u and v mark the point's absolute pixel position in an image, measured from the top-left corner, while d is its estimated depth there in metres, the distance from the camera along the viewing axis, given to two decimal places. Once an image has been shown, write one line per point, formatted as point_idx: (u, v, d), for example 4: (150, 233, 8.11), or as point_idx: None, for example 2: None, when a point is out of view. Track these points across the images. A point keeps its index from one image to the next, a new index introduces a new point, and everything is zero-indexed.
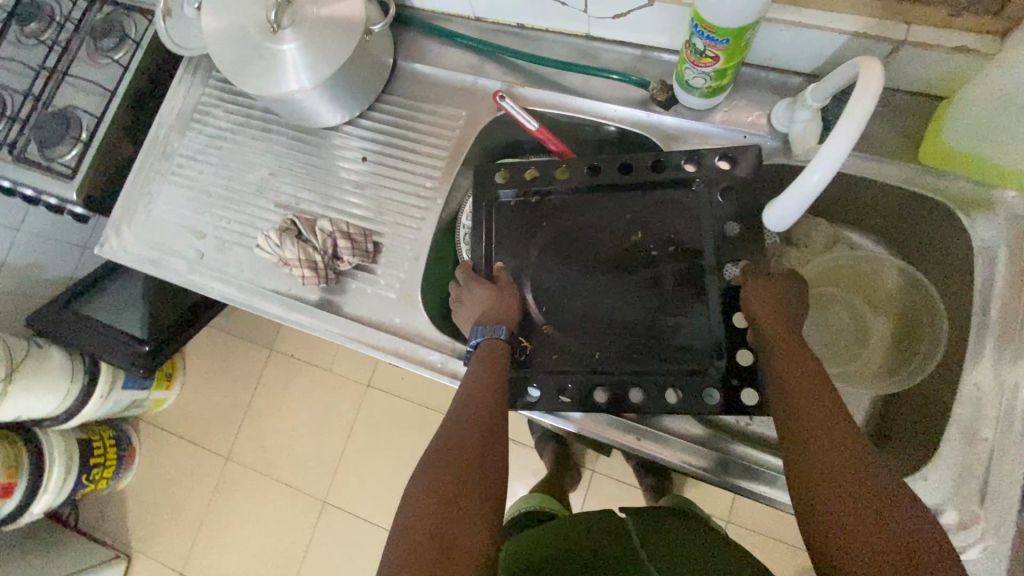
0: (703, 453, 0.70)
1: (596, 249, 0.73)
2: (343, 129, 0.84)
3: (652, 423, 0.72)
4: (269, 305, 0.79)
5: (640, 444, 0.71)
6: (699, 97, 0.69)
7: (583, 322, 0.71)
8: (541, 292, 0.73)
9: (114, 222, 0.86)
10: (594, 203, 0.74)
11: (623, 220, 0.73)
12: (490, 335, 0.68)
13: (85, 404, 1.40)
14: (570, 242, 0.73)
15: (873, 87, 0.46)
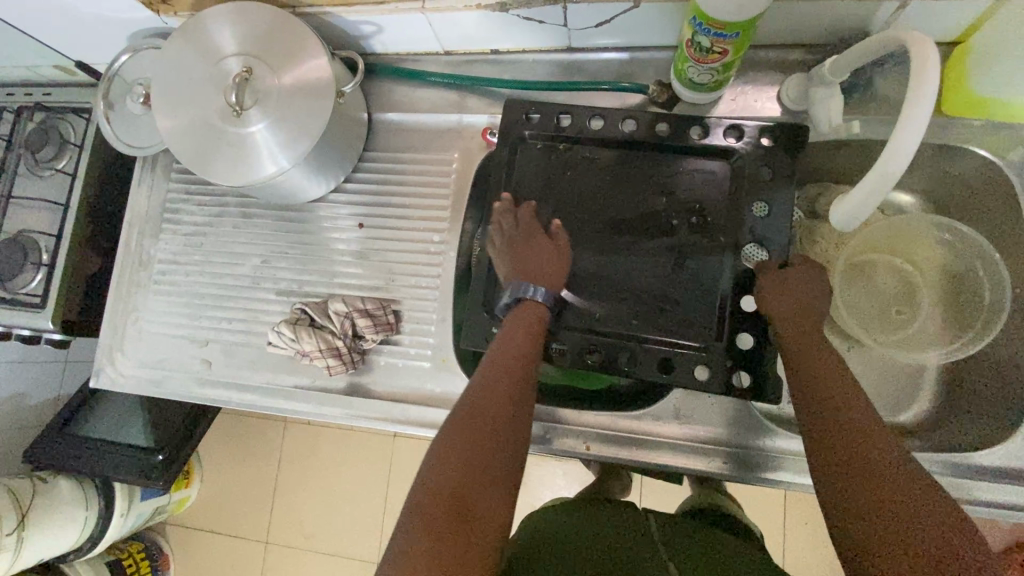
0: (783, 460, 0.66)
1: (611, 214, 0.69)
2: (330, 198, 0.78)
3: (724, 439, 0.67)
4: (296, 403, 0.73)
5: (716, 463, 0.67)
6: (704, 91, 0.66)
7: (608, 290, 0.67)
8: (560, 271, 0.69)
9: (105, 348, 0.79)
10: (601, 174, 0.69)
11: (634, 185, 0.69)
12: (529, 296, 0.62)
13: (106, 527, 1.32)
14: (586, 225, 0.69)
15: (932, 62, 0.44)
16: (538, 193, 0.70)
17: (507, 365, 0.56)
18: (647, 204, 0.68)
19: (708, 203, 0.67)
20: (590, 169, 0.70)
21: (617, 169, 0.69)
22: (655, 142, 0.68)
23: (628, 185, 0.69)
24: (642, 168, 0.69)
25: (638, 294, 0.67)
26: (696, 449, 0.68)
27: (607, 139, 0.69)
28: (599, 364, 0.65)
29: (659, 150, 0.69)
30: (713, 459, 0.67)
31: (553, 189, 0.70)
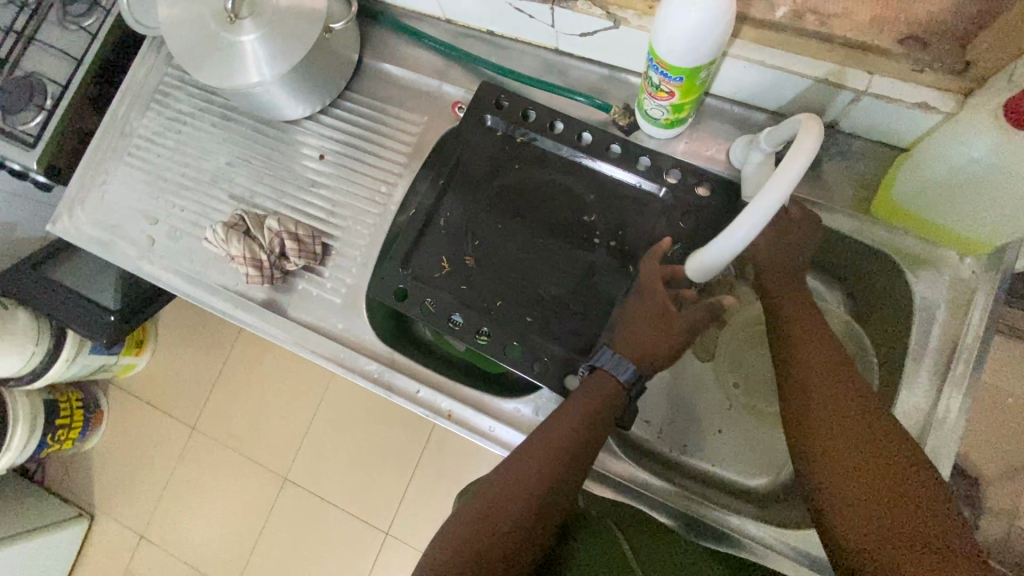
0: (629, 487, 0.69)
1: (541, 218, 0.72)
2: (304, 124, 0.82)
3: None
4: (216, 299, 0.78)
5: None
6: (658, 127, 0.67)
7: (515, 287, 0.71)
8: (480, 254, 0.72)
9: (67, 200, 0.85)
10: (545, 178, 0.73)
11: (571, 198, 0.72)
12: (613, 371, 0.60)
13: (51, 366, 1.41)
14: (518, 220, 0.73)
15: (804, 156, 0.49)
16: (485, 174, 0.74)
17: (563, 444, 0.58)
18: (577, 216, 0.72)
19: (632, 231, 0.70)
20: (538, 169, 0.73)
21: (562, 176, 0.72)
22: (602, 161, 0.71)
23: (566, 194, 0.72)
24: (584, 182, 0.72)
25: (542, 294, 0.71)
26: None
27: (561, 145, 0.72)
28: (485, 344, 0.69)
29: (605, 169, 0.72)
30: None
31: (500, 176, 0.74)
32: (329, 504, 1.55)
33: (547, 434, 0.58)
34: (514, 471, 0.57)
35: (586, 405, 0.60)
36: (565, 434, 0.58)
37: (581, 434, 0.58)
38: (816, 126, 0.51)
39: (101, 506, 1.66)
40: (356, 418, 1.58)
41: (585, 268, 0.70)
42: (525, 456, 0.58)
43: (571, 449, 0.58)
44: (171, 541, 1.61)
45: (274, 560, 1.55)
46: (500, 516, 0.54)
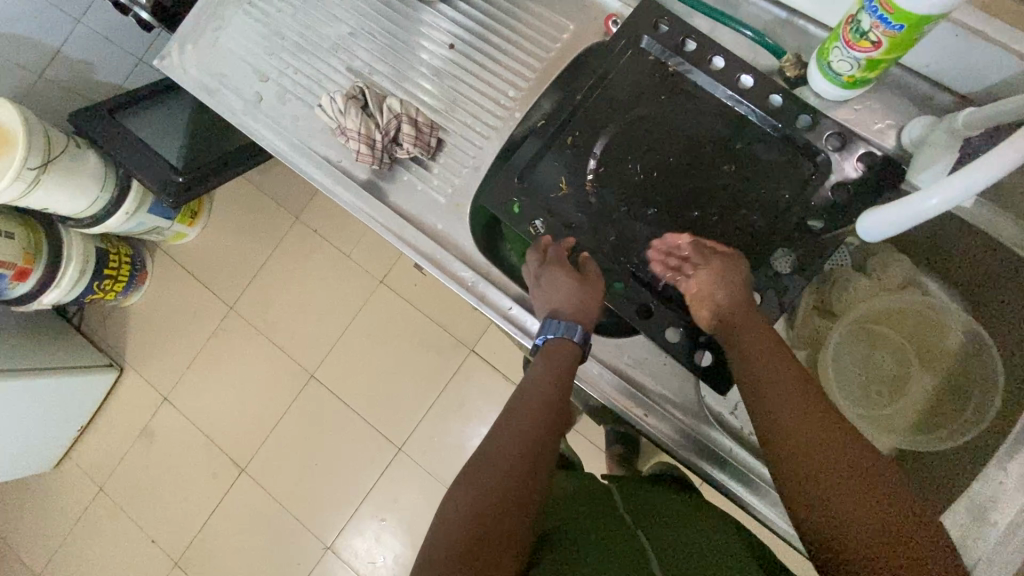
0: (694, 440, 0.69)
1: (676, 158, 0.67)
2: (437, 7, 0.77)
3: (660, 401, 0.70)
4: (317, 171, 0.76)
5: (642, 418, 0.70)
6: (836, 85, 0.62)
7: (634, 223, 0.67)
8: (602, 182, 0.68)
9: (180, 37, 0.81)
10: (691, 118, 0.68)
11: (714, 144, 0.67)
12: (562, 335, 0.63)
13: (110, 215, 1.40)
14: (650, 156, 0.68)
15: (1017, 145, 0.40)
16: (626, 97, 0.68)
17: (548, 392, 0.59)
18: (715, 163, 0.66)
19: (773, 192, 0.65)
20: (686, 104, 0.68)
21: (709, 118, 0.67)
22: (759, 109, 0.65)
23: (710, 138, 0.67)
24: (733, 130, 0.67)
25: (661, 237, 0.66)
26: (637, 396, 0.70)
27: (718, 84, 0.67)
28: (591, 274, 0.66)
29: (758, 121, 0.66)
30: (646, 414, 0.70)
31: (641, 104, 0.68)
32: (348, 409, 1.58)
33: (527, 389, 0.60)
34: (507, 425, 0.57)
35: (557, 362, 0.62)
36: (547, 385, 0.59)
37: (562, 382, 0.60)
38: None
39: (132, 361, 1.71)
40: (390, 334, 1.58)
41: (710, 220, 0.66)
42: (513, 409, 0.59)
43: (552, 399, 0.59)
44: (192, 409, 1.66)
45: (287, 448, 1.59)
46: (505, 459, 0.53)
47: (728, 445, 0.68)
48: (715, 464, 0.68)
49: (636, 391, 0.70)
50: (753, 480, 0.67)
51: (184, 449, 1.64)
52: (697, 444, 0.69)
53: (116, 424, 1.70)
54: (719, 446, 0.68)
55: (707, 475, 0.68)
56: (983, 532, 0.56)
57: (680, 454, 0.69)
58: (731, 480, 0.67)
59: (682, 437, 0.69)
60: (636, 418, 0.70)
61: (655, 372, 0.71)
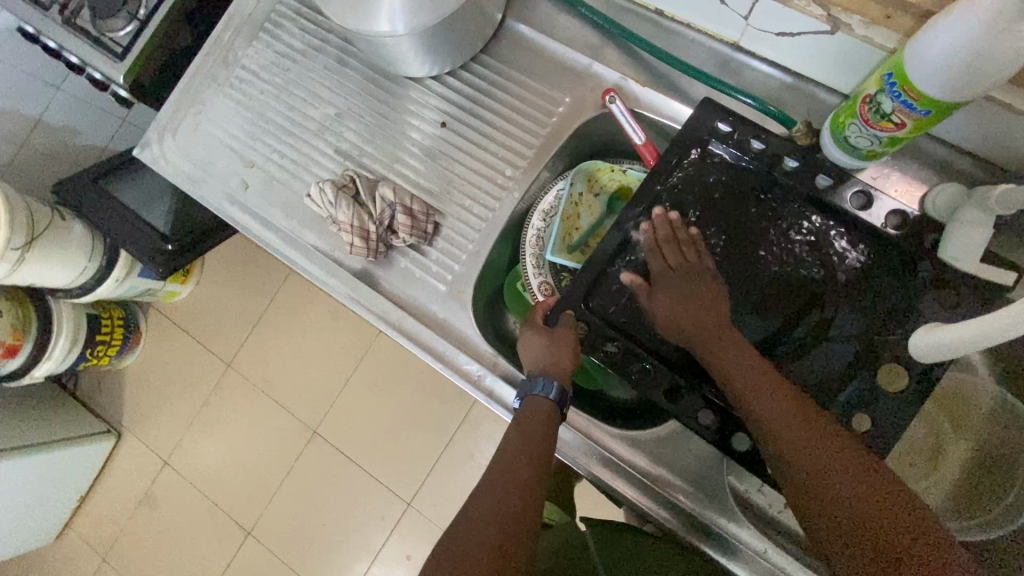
0: (719, 539, 0.64)
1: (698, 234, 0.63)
2: (425, 83, 0.74)
3: (680, 494, 0.66)
4: (309, 262, 0.72)
5: (661, 513, 0.66)
6: (854, 155, 0.58)
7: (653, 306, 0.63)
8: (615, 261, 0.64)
9: (159, 125, 0.78)
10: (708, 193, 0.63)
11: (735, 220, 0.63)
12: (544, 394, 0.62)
13: (99, 284, 1.36)
14: None
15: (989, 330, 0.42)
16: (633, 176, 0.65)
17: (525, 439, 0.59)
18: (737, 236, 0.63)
19: (799, 266, 0.60)
20: (708, 177, 0.63)
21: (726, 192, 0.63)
22: (782, 183, 0.61)
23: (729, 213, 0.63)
24: (753, 205, 0.62)
25: None
26: (658, 491, 0.66)
27: (739, 156, 0.62)
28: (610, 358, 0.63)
29: (783, 189, 0.61)
30: (662, 507, 0.66)
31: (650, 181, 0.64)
32: (353, 464, 1.53)
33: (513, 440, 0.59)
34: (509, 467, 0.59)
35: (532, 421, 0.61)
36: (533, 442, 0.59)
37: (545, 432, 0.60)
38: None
39: (129, 424, 1.66)
40: (392, 385, 1.54)
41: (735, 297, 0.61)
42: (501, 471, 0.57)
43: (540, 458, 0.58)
44: (193, 471, 1.61)
45: (293, 508, 1.55)
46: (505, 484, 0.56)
47: (742, 535, 0.63)
48: (733, 556, 0.63)
49: (656, 486, 0.66)
50: None
51: (187, 515, 1.60)
52: (734, 553, 0.63)
53: (116, 490, 1.65)
54: (751, 549, 0.63)
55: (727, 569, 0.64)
56: None
57: (695, 544, 0.65)
58: None
59: (701, 530, 0.65)
60: (646, 509, 0.67)
61: (664, 460, 0.66)
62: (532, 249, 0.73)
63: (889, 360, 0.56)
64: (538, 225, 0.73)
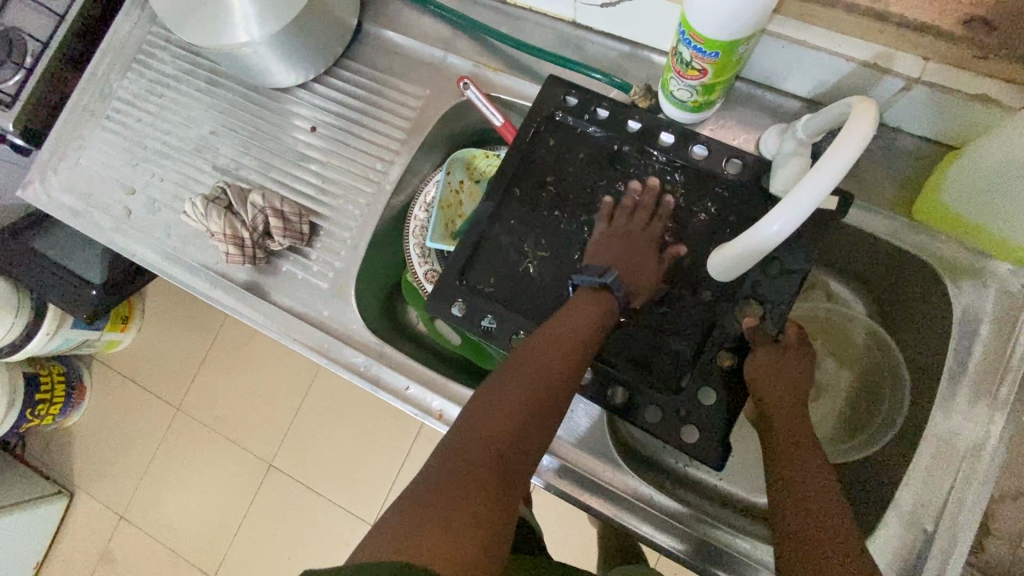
0: (646, 513, 0.64)
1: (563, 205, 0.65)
2: (296, 93, 0.76)
3: (601, 474, 0.65)
4: (192, 277, 0.72)
5: (583, 494, 0.65)
6: (684, 110, 0.62)
7: (529, 278, 0.64)
8: (484, 237, 0.66)
9: (40, 163, 0.79)
10: (570, 162, 0.66)
11: (597, 187, 0.65)
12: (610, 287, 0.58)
13: (29, 339, 1.34)
14: (535, 207, 0.65)
15: (787, 221, 0.43)
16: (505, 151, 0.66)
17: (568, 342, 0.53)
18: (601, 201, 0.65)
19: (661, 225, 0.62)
20: (568, 147, 0.66)
21: (581, 158, 0.65)
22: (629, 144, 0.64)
23: (587, 181, 0.65)
24: (608, 170, 0.65)
25: (555, 287, 0.64)
26: (575, 470, 0.65)
27: (592, 124, 0.65)
28: (491, 334, 0.64)
29: (634, 152, 0.64)
30: (584, 487, 0.65)
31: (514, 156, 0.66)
32: (313, 494, 1.51)
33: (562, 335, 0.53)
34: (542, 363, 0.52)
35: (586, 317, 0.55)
36: (579, 344, 0.53)
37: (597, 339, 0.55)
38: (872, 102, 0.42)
39: (81, 483, 1.62)
40: (346, 407, 1.53)
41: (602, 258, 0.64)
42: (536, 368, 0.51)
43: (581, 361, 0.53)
44: (151, 522, 1.57)
45: (257, 546, 1.51)
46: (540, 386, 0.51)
47: (733, 541, 0.62)
48: (734, 573, 0.62)
49: (576, 468, 0.65)
50: (720, 550, 0.62)
51: (148, 568, 1.55)
52: (657, 522, 0.64)
53: (72, 553, 1.60)
54: (682, 520, 0.63)
55: (650, 540, 0.64)
56: (914, 540, 0.54)
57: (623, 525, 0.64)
58: (698, 555, 0.62)
59: (621, 504, 0.64)
60: (644, 534, 0.64)
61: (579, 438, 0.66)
62: (416, 240, 0.75)
63: (747, 301, 0.59)
64: (420, 216, 0.76)
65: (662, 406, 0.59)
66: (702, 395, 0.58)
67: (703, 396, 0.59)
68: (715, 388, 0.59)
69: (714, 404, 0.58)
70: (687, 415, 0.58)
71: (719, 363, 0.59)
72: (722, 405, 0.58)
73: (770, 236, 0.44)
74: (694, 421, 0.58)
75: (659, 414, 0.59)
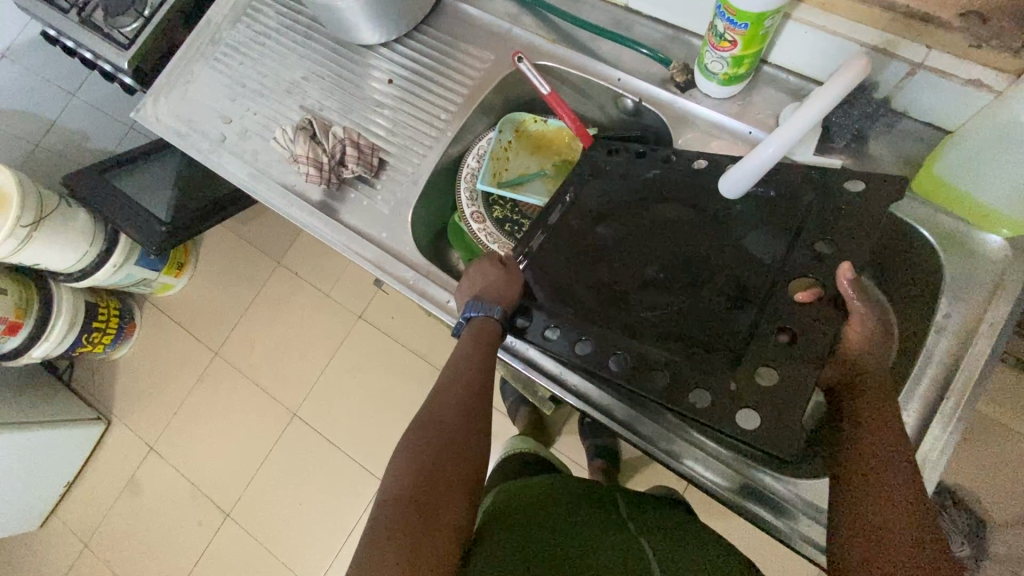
0: (694, 454, 0.69)
1: (616, 201, 0.74)
2: (379, 51, 0.87)
3: (652, 414, 0.71)
4: (273, 195, 0.83)
5: (633, 430, 0.71)
6: (716, 83, 0.71)
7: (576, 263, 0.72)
8: (544, 227, 0.75)
9: (154, 91, 0.92)
10: (620, 172, 0.75)
11: (644, 187, 0.73)
12: (483, 312, 0.67)
13: (98, 268, 1.48)
14: (587, 205, 0.74)
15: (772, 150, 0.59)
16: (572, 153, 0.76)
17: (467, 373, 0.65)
18: (643, 189, 0.73)
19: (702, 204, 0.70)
20: (615, 159, 0.76)
21: (634, 165, 0.74)
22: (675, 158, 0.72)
23: (637, 182, 0.74)
24: (650, 177, 0.73)
25: (598, 275, 0.71)
26: (625, 408, 0.72)
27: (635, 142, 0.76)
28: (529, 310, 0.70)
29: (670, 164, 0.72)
30: (633, 423, 0.71)
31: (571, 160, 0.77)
32: (331, 445, 1.59)
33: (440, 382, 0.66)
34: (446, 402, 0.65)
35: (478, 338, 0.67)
36: (466, 371, 0.65)
37: (487, 361, 0.66)
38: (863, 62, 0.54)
39: (119, 413, 1.74)
40: (371, 368, 1.62)
41: (645, 254, 0.71)
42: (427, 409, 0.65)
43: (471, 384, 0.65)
44: (177, 456, 1.67)
45: (271, 489, 1.59)
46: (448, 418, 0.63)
47: (764, 479, 0.67)
48: (769, 509, 0.66)
49: (629, 408, 0.72)
50: (756, 488, 0.67)
51: (169, 498, 1.65)
52: (698, 459, 0.69)
53: (103, 476, 1.71)
54: (723, 460, 0.68)
55: (692, 476, 0.69)
56: None
57: (669, 459, 0.70)
58: (736, 493, 0.68)
59: (667, 438, 0.70)
60: (687, 470, 0.69)
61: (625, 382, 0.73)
62: (466, 184, 0.85)
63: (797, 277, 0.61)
64: (473, 164, 0.85)
65: (712, 390, 0.58)
66: (760, 376, 0.57)
67: (762, 376, 0.57)
68: (776, 367, 0.57)
69: (777, 384, 0.56)
70: (740, 400, 0.56)
71: (776, 338, 0.58)
72: (780, 389, 0.56)
73: (765, 160, 0.60)
74: (752, 405, 0.56)
75: (710, 398, 0.58)
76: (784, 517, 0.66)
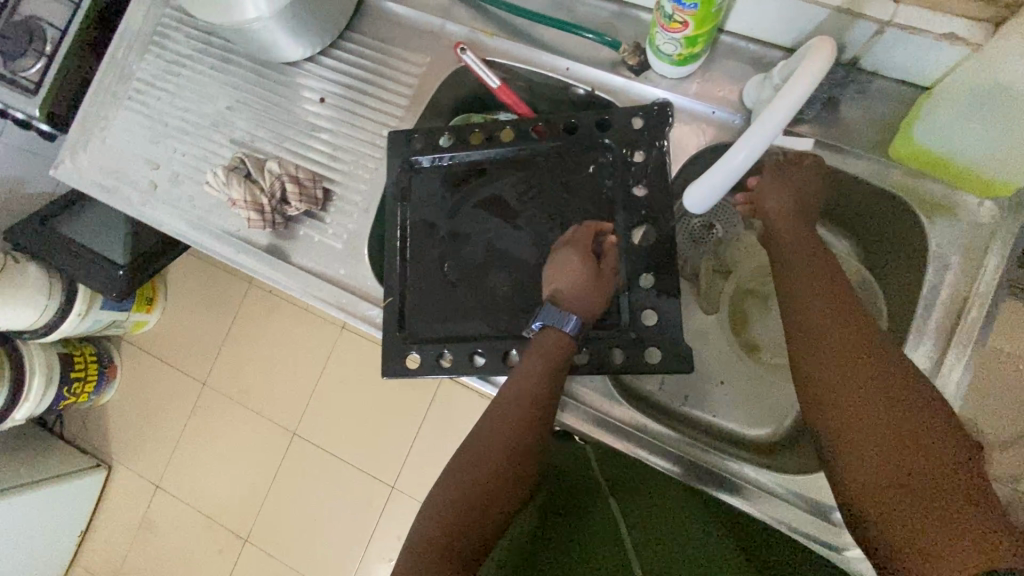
0: (654, 446, 0.68)
1: (474, 186, 0.71)
2: (305, 66, 0.80)
3: (609, 411, 0.69)
4: (218, 244, 0.78)
5: (591, 428, 0.69)
6: (671, 64, 0.65)
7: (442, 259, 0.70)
8: (403, 223, 0.71)
9: (69, 144, 0.84)
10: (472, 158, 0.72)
11: (512, 168, 0.71)
12: (557, 325, 0.60)
13: (62, 320, 1.42)
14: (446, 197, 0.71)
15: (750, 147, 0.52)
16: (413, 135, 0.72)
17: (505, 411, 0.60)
18: (534, 177, 0.71)
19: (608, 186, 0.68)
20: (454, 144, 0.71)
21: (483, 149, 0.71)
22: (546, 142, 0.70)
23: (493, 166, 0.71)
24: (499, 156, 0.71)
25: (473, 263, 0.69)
26: (577, 404, 0.69)
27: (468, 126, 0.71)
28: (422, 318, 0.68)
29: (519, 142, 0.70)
30: (592, 422, 0.69)
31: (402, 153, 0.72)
32: (335, 458, 1.59)
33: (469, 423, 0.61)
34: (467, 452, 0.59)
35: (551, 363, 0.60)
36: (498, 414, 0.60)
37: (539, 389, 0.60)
38: (828, 48, 0.50)
39: (118, 456, 1.72)
40: (362, 376, 1.60)
41: (512, 224, 0.70)
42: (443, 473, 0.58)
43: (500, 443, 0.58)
44: (184, 490, 1.67)
45: (284, 508, 1.60)
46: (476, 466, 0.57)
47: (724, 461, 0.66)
48: (726, 490, 0.65)
49: (592, 410, 0.69)
50: (722, 475, 0.66)
51: (183, 530, 1.65)
52: (653, 450, 0.68)
53: (114, 519, 1.71)
54: (685, 449, 0.67)
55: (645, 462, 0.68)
56: None
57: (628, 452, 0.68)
58: (701, 479, 0.66)
59: (620, 433, 0.68)
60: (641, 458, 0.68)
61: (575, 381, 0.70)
62: None
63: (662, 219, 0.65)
64: None
65: (623, 345, 0.63)
66: (645, 317, 0.64)
67: (645, 318, 0.64)
68: (654, 308, 0.64)
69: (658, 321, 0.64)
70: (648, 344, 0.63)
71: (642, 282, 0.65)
72: (666, 324, 0.64)
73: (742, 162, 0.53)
74: (654, 342, 0.63)
75: (623, 353, 0.63)
76: (746, 500, 0.65)
